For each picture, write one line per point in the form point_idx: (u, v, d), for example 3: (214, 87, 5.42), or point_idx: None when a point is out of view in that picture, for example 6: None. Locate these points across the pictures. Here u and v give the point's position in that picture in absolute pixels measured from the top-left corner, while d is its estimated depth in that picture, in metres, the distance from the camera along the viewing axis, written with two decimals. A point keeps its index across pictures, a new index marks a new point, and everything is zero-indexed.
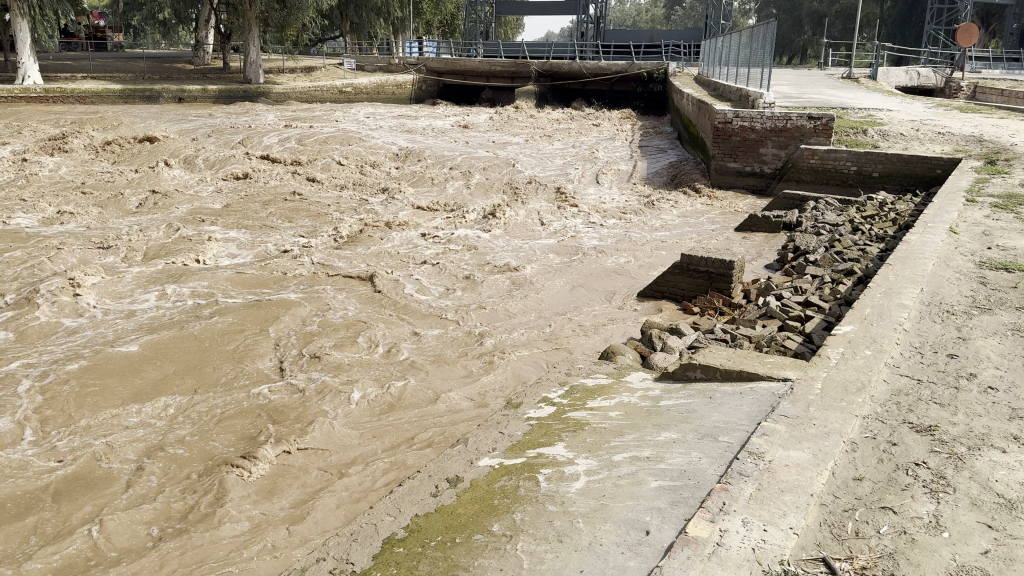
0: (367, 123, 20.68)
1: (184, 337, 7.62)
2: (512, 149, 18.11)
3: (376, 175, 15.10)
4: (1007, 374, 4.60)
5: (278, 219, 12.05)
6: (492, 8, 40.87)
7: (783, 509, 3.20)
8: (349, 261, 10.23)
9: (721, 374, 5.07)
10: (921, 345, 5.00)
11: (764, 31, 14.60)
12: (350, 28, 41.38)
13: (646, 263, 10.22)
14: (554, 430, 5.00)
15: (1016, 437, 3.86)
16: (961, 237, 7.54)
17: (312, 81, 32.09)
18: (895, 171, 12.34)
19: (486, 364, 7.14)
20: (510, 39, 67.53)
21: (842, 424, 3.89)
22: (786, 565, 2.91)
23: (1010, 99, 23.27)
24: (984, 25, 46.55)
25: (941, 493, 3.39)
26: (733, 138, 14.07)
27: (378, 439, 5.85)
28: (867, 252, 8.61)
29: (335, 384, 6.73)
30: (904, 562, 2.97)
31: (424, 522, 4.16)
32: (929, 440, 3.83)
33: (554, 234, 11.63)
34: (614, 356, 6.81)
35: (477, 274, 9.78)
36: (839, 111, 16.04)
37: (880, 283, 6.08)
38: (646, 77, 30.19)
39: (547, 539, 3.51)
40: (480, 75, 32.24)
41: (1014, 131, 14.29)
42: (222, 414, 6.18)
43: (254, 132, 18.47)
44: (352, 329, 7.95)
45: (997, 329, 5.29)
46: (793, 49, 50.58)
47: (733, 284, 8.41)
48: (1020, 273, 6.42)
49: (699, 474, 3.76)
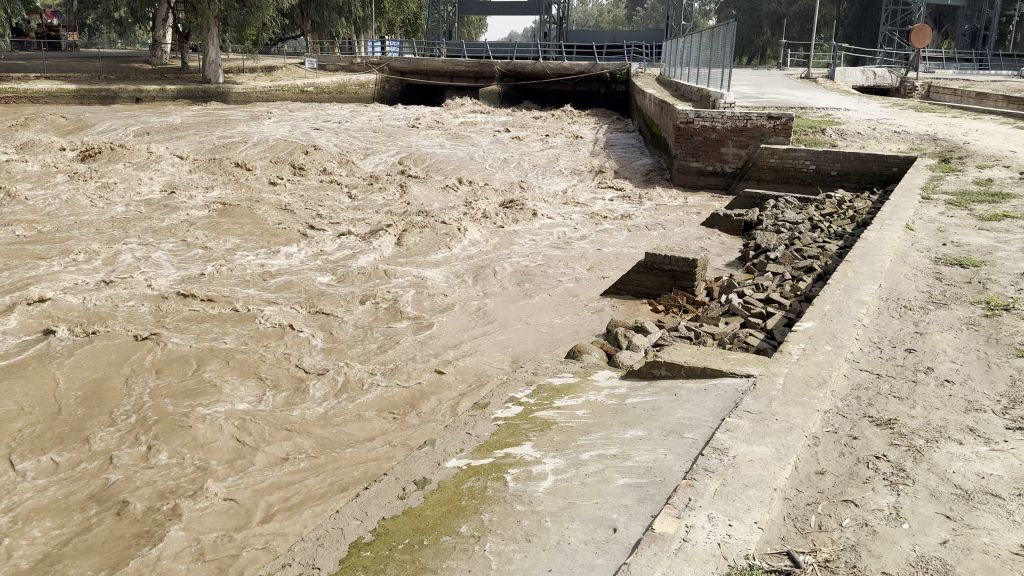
0: (330, 124, 20.45)
1: (145, 344, 7.47)
2: (477, 149, 18.06)
3: (339, 176, 14.96)
4: (963, 368, 4.70)
5: (240, 222, 11.86)
6: (455, 8, 40.74)
7: (747, 504, 3.24)
8: (312, 263, 10.13)
9: (685, 371, 5.12)
10: (880, 341, 5.10)
11: (724, 32, 14.75)
12: (311, 27, 40.92)
13: (610, 262, 10.27)
14: (521, 430, 4.99)
15: (971, 429, 3.96)
16: (917, 234, 7.69)
17: (273, 80, 31.70)
18: (853, 170, 12.59)
19: (453, 364, 7.15)
20: (473, 38, 67.52)
21: (804, 419, 3.95)
22: (750, 560, 2.94)
23: (962, 98, 23.86)
24: (936, 26, 47.65)
25: (901, 485, 3.46)
26: (695, 138, 14.20)
27: (347, 439, 5.83)
28: (825, 250, 8.75)
29: (303, 385, 6.69)
30: (865, 554, 3.03)
31: (391, 526, 4.14)
32: (889, 433, 3.91)
33: (520, 234, 11.64)
34: (580, 355, 6.85)
35: (443, 275, 9.75)
36: (798, 111, 16.28)
37: (839, 280, 6.18)
38: (609, 77, 30.36)
39: (515, 539, 3.51)
40: (444, 75, 32.45)
41: (967, 129, 14.63)
42: (187, 417, 6.08)
43: (214, 134, 18.18)
44: (316, 332, 7.88)
45: (953, 324, 5.40)
46: (752, 49, 51.33)
47: (696, 282, 8.51)
48: (974, 269, 6.57)
49: (665, 471, 3.79)
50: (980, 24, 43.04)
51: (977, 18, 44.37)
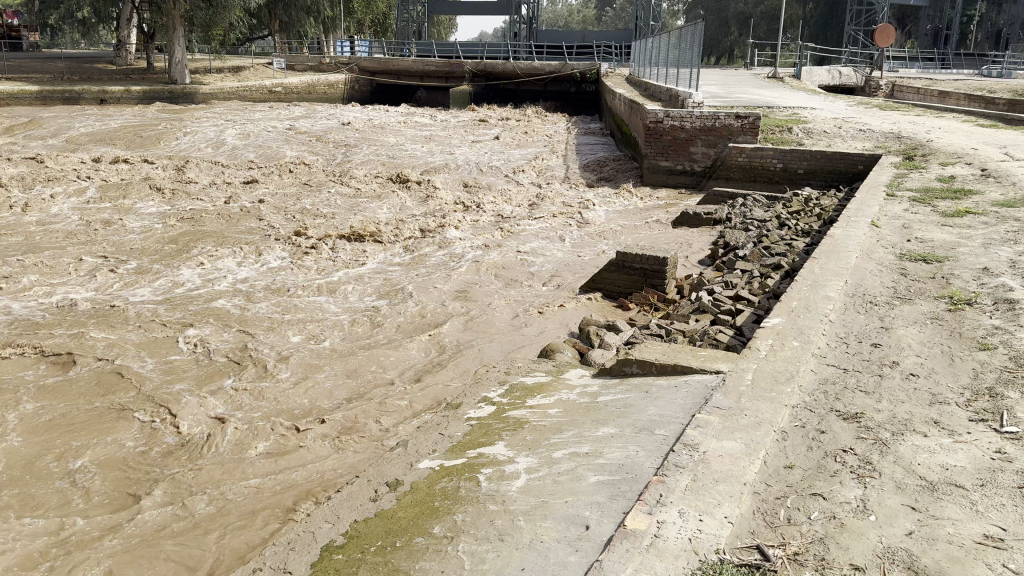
0: (300, 124, 20.29)
1: (112, 349, 7.38)
2: (448, 149, 18.03)
3: (308, 176, 14.85)
4: (927, 362, 4.78)
5: (208, 224, 11.75)
6: (425, 8, 40.63)
7: (717, 499, 3.27)
8: (282, 264, 10.05)
9: (656, 368, 5.15)
10: (847, 336, 5.17)
11: (692, 32, 14.88)
12: (279, 27, 40.58)
13: (580, 262, 10.30)
14: (493, 430, 5.00)
15: (936, 422, 4.03)
16: (882, 230, 7.82)
17: (241, 80, 31.41)
18: (819, 168, 12.80)
19: (426, 364, 7.13)
20: (443, 38, 67.35)
21: (772, 414, 4.00)
22: (721, 554, 2.97)
23: (926, 96, 24.27)
24: (899, 25, 48.49)
25: (867, 478, 3.51)
26: (664, 137, 14.27)
27: (321, 438, 5.79)
28: (793, 247, 8.86)
29: (274, 385, 6.66)
30: (833, 547, 3.06)
31: (363, 528, 4.11)
32: (856, 427, 3.96)
33: (491, 234, 11.63)
34: (552, 354, 6.87)
35: (413, 275, 9.72)
36: (766, 111, 16.41)
37: (806, 277, 6.24)
38: (579, 77, 30.43)
39: (488, 539, 3.50)
40: (413, 75, 32.37)
41: (930, 127, 14.87)
42: (158, 422, 6.01)
43: (181, 134, 18.00)
44: (288, 333, 7.83)
45: (918, 318, 5.49)
46: (720, 49, 51.91)
47: (667, 281, 8.57)
48: (938, 265, 6.67)
49: (636, 467, 3.82)
50: (942, 24, 43.91)
51: (939, 17, 45.25)
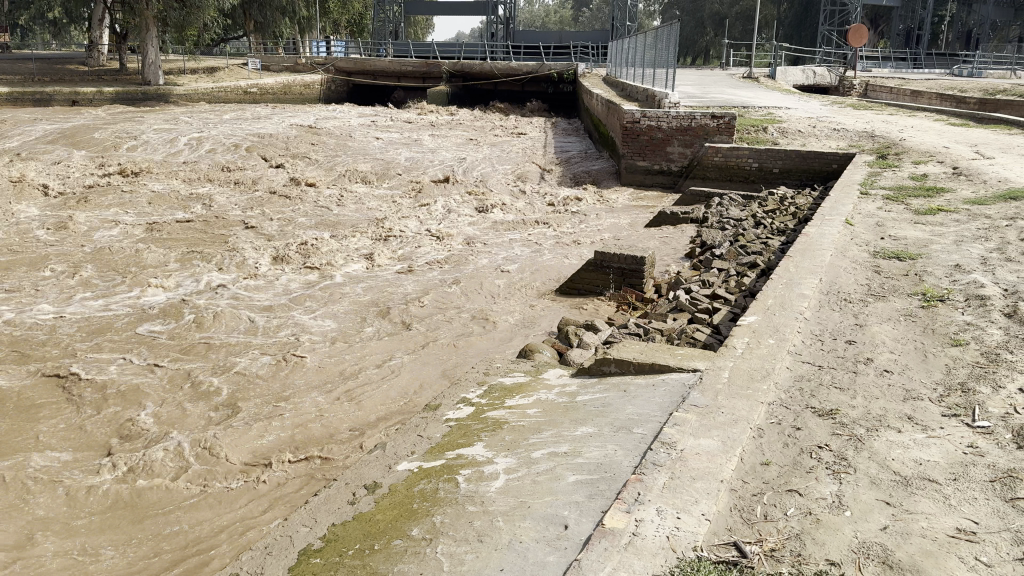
0: (276, 125, 20.15)
1: (88, 353, 7.28)
2: (426, 150, 17.98)
3: (284, 177, 14.75)
4: (900, 358, 4.83)
5: (183, 226, 11.63)
6: (401, 8, 40.52)
7: (694, 496, 3.28)
8: (260, 265, 9.99)
9: (634, 367, 5.17)
10: (822, 333, 5.22)
11: (668, 32, 14.96)
12: (254, 28, 40.32)
13: (558, 262, 10.31)
14: (472, 431, 4.99)
15: (909, 417, 4.07)
16: (855, 229, 7.89)
17: (215, 81, 31.13)
18: (794, 167, 12.93)
19: (404, 365, 7.09)
20: (420, 38, 67.15)
21: (748, 411, 4.03)
22: (699, 551, 2.98)
23: (899, 96, 24.58)
24: (873, 25, 49.03)
25: (843, 474, 3.54)
26: (641, 137, 14.30)
27: (300, 441, 5.76)
28: (769, 246, 8.92)
29: (251, 388, 6.62)
30: (809, 542, 3.09)
31: (342, 531, 4.09)
32: (831, 423, 4.00)
33: (470, 234, 11.62)
34: (531, 354, 6.87)
35: (392, 276, 9.69)
36: (741, 110, 16.53)
37: (781, 275, 6.29)
38: (556, 77, 30.44)
39: (467, 540, 3.49)
40: (391, 75, 32.27)
41: (902, 126, 15.05)
42: (136, 426, 5.94)
43: (154, 135, 17.83)
44: (266, 335, 7.78)
45: (891, 315, 5.55)
46: (695, 50, 52.26)
47: (645, 280, 8.60)
48: (911, 262, 6.75)
49: (614, 466, 3.82)
50: (913, 24, 44.54)
51: (911, 17, 45.84)
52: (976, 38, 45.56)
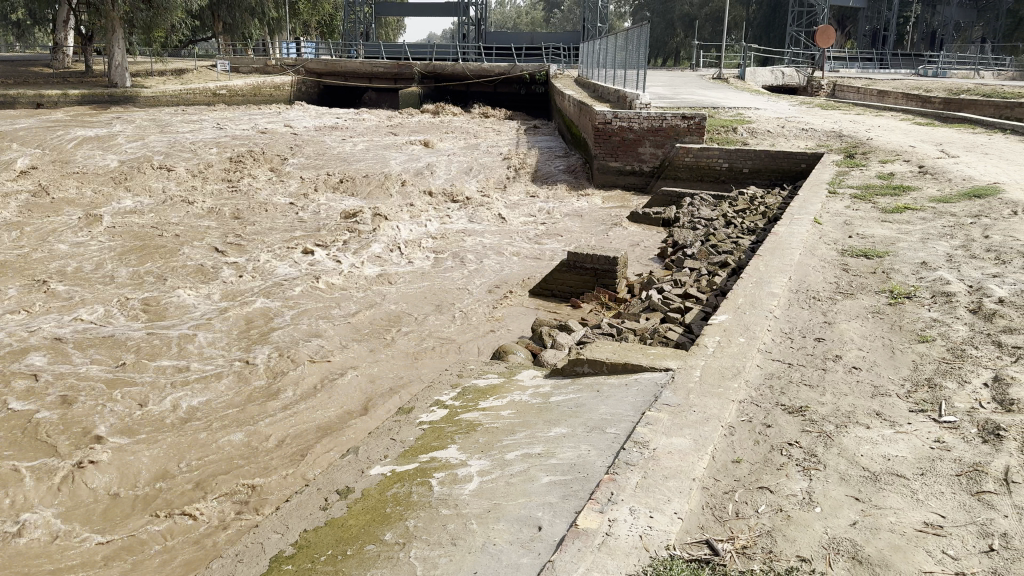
0: (246, 127, 19.95)
1: (55, 362, 7.15)
2: (398, 151, 17.89)
3: (255, 179, 14.62)
4: (869, 355, 4.88)
5: (151, 229, 11.47)
6: (372, 9, 40.32)
7: (666, 495, 3.30)
8: (231, 267, 9.88)
9: (607, 367, 5.18)
10: (791, 331, 5.27)
11: (639, 34, 15.05)
12: (223, 29, 39.90)
13: (532, 263, 10.30)
14: (446, 434, 4.97)
15: (878, 413, 4.12)
16: (824, 227, 7.98)
17: (183, 83, 30.81)
18: (763, 167, 13.06)
19: (376, 368, 7.05)
20: (390, 40, 66.94)
21: (719, 409, 4.06)
22: (671, 550, 3.00)
23: (866, 96, 24.90)
24: (839, 27, 49.67)
25: (813, 470, 3.58)
26: (613, 138, 14.34)
27: (275, 445, 5.70)
28: (739, 245, 8.99)
29: (223, 392, 6.56)
30: (780, 539, 3.11)
31: (314, 537, 4.06)
32: (800, 420, 4.04)
33: (444, 236, 11.58)
34: (505, 356, 6.87)
35: (365, 278, 9.63)
36: (711, 111, 16.67)
37: (751, 274, 6.34)
38: (528, 79, 30.49)
39: (441, 544, 3.47)
40: (362, 76, 32.14)
41: (869, 126, 15.24)
42: (109, 433, 5.87)
43: (121, 138, 17.58)
44: (238, 339, 7.70)
45: (859, 313, 5.61)
46: (665, 51, 52.61)
47: (617, 280, 8.62)
48: (878, 260, 6.84)
49: (588, 466, 3.82)
50: (879, 26, 45.24)
51: (877, 19, 46.52)
52: (940, 39, 46.39)
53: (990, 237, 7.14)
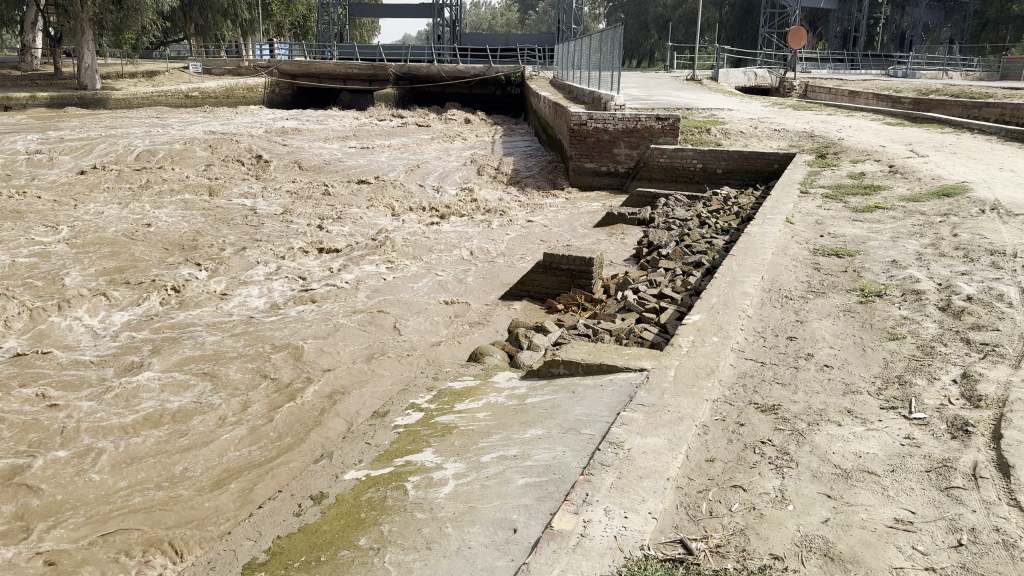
0: (218, 129, 19.78)
1: (23, 370, 7.03)
2: (373, 153, 17.80)
3: (227, 182, 14.49)
4: (840, 353, 4.93)
5: (122, 233, 11.33)
6: (346, 10, 40.14)
7: (641, 495, 3.31)
8: (205, 271, 9.78)
9: (582, 368, 5.19)
10: (764, 330, 5.30)
11: (613, 36, 15.13)
12: (195, 30, 39.49)
13: (508, 265, 10.29)
14: (421, 437, 4.95)
15: (849, 411, 4.15)
16: (796, 227, 8.05)
17: (154, 86, 30.50)
18: (737, 168, 13.16)
19: (351, 372, 7.00)
20: (365, 41, 66.74)
21: (693, 409, 4.07)
22: (646, 550, 3.00)
23: (837, 96, 25.20)
24: (811, 28, 50.18)
25: (786, 469, 3.60)
26: (588, 139, 14.37)
27: (249, 451, 5.65)
28: (713, 245, 9.05)
29: (197, 396, 6.52)
30: (753, 538, 3.12)
31: (287, 543, 4.02)
32: (773, 418, 4.06)
33: (420, 237, 11.53)
34: (481, 357, 6.86)
35: (341, 280, 9.58)
36: (685, 112, 16.79)
37: (725, 274, 6.38)
38: (503, 80, 30.52)
39: (416, 548, 3.45)
40: (336, 78, 32.00)
41: (840, 126, 15.42)
42: (80, 440, 5.81)
43: (90, 141, 17.36)
44: (214, 342, 7.65)
45: (831, 311, 5.67)
46: (639, 52, 52.92)
47: (593, 280, 8.62)
48: (849, 258, 6.92)
49: (563, 467, 3.82)
50: (850, 27, 45.82)
51: (847, 20, 47.06)
52: (909, 40, 47.09)
53: (959, 235, 7.24)
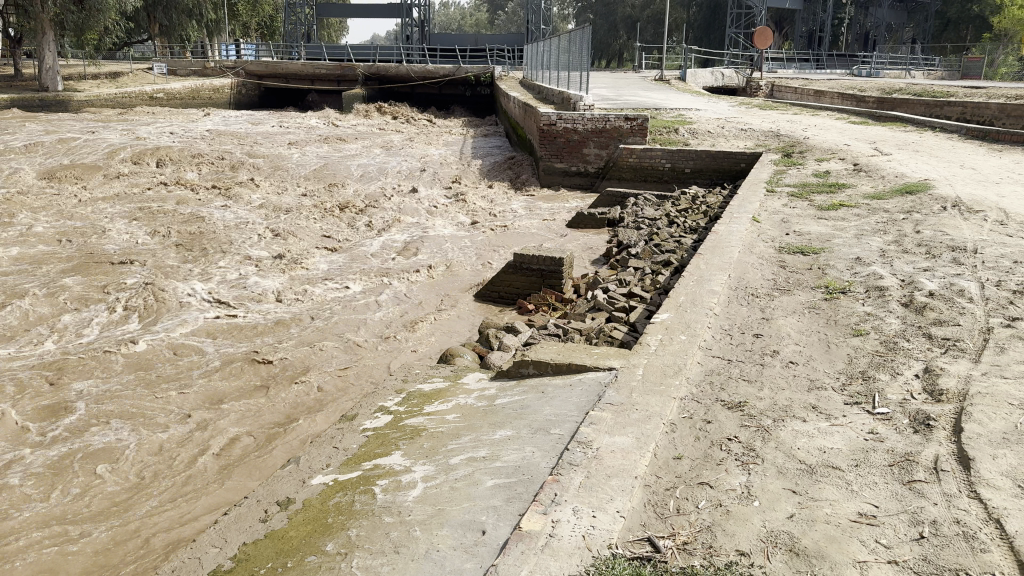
0: (183, 131, 19.51)
1: None
2: (343, 155, 17.65)
3: (192, 185, 14.29)
4: (805, 349, 4.98)
5: (83, 237, 11.11)
6: (313, 10, 39.83)
7: (609, 494, 3.31)
8: (171, 275, 9.64)
9: (552, 368, 5.19)
10: (730, 328, 5.34)
11: (581, 36, 15.17)
12: (159, 31, 38.96)
13: (477, 266, 10.26)
14: (390, 440, 4.92)
15: (814, 407, 4.20)
16: (762, 225, 8.13)
17: (117, 87, 30.01)
18: (705, 167, 13.27)
19: (321, 375, 6.92)
20: (333, 41, 66.13)
21: (661, 407, 4.09)
22: (613, 549, 3.00)
23: (803, 96, 25.49)
24: (777, 28, 50.69)
25: (751, 465, 3.63)
26: (558, 139, 14.38)
27: (216, 458, 5.56)
28: (682, 244, 9.14)
29: (164, 401, 6.42)
30: (719, 534, 3.14)
31: (252, 550, 3.98)
32: (740, 415, 4.09)
33: (390, 240, 11.46)
34: (451, 358, 6.85)
35: (310, 283, 9.50)
36: (653, 112, 16.87)
37: (692, 272, 6.43)
38: (473, 81, 30.46)
39: (384, 552, 3.42)
40: (304, 79, 31.77)
41: (805, 126, 15.59)
42: (43, 447, 5.69)
43: (50, 143, 17.02)
44: (181, 348, 7.56)
45: (796, 308, 5.72)
46: (608, 52, 53.14)
47: (564, 280, 8.64)
48: (814, 256, 7.00)
49: (532, 468, 3.82)
50: (815, 26, 46.40)
51: (812, 21, 47.59)
52: (873, 40, 47.78)
53: (921, 232, 7.35)
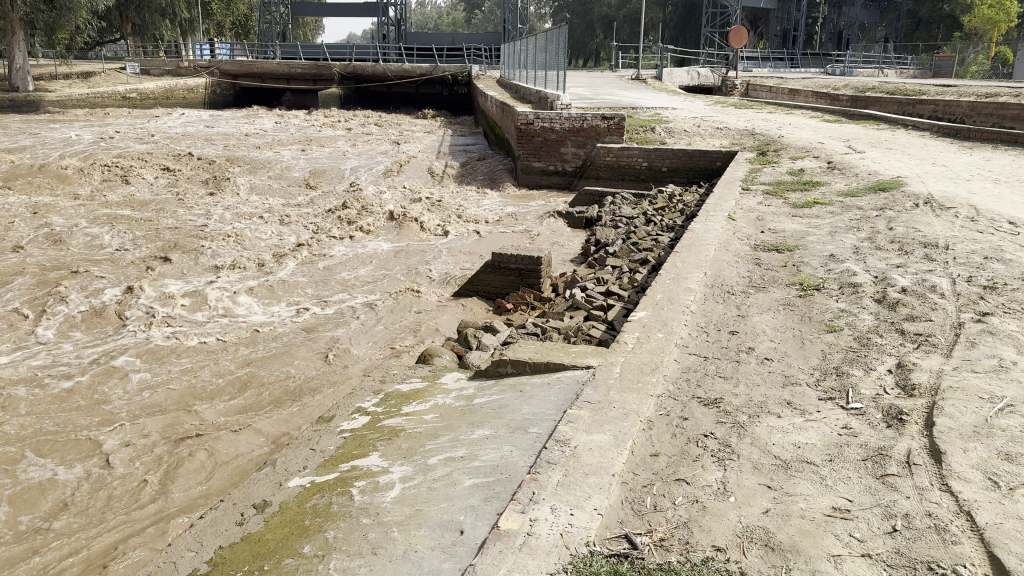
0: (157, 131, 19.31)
1: None
2: (319, 155, 17.55)
3: (166, 186, 14.14)
4: (780, 346, 5.02)
5: (55, 240, 10.94)
6: (288, 9, 39.54)
7: (586, 492, 3.32)
8: (146, 278, 9.53)
9: (530, 367, 5.19)
10: (707, 326, 5.37)
11: (557, 35, 15.17)
12: (132, 30, 38.44)
13: (455, 266, 10.24)
14: (368, 441, 4.90)
15: (789, 403, 4.23)
16: (738, 223, 8.19)
17: (89, 87, 29.61)
18: (681, 166, 13.33)
19: (298, 378, 6.87)
20: (308, 40, 65.73)
21: (638, 405, 4.11)
22: (591, 546, 3.01)
23: (777, 94, 25.69)
24: (752, 27, 51.06)
25: (727, 460, 3.66)
26: (535, 138, 14.38)
27: (193, 462, 5.50)
28: (659, 242, 9.19)
29: (140, 406, 6.36)
30: (696, 530, 3.16)
31: (229, 553, 3.95)
32: (716, 412, 4.12)
33: (367, 241, 11.41)
34: (429, 359, 6.83)
35: (287, 285, 9.44)
36: (629, 111, 16.91)
37: (669, 270, 6.46)
38: (450, 80, 30.43)
39: (361, 553, 3.41)
40: (279, 78, 31.57)
41: (780, 124, 15.71)
42: (17, 454, 5.62)
43: (21, 145, 16.77)
44: (157, 351, 7.48)
45: (771, 305, 5.76)
46: (585, 51, 53.24)
47: (542, 280, 8.65)
48: (788, 253, 7.05)
49: (510, 467, 3.82)
50: (789, 25, 46.79)
51: (786, 19, 47.99)
52: (846, 38, 48.26)
53: (893, 229, 7.44)
